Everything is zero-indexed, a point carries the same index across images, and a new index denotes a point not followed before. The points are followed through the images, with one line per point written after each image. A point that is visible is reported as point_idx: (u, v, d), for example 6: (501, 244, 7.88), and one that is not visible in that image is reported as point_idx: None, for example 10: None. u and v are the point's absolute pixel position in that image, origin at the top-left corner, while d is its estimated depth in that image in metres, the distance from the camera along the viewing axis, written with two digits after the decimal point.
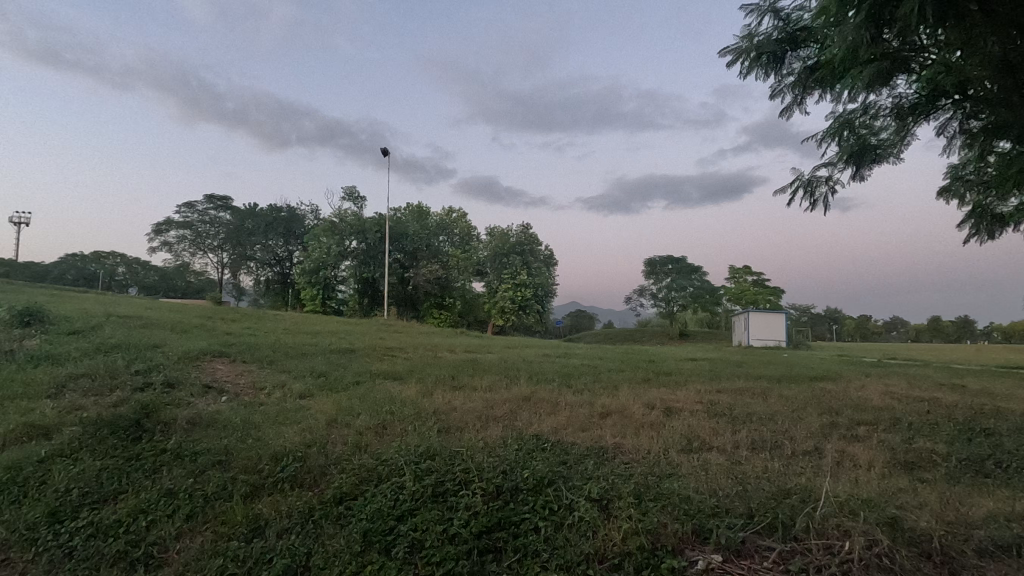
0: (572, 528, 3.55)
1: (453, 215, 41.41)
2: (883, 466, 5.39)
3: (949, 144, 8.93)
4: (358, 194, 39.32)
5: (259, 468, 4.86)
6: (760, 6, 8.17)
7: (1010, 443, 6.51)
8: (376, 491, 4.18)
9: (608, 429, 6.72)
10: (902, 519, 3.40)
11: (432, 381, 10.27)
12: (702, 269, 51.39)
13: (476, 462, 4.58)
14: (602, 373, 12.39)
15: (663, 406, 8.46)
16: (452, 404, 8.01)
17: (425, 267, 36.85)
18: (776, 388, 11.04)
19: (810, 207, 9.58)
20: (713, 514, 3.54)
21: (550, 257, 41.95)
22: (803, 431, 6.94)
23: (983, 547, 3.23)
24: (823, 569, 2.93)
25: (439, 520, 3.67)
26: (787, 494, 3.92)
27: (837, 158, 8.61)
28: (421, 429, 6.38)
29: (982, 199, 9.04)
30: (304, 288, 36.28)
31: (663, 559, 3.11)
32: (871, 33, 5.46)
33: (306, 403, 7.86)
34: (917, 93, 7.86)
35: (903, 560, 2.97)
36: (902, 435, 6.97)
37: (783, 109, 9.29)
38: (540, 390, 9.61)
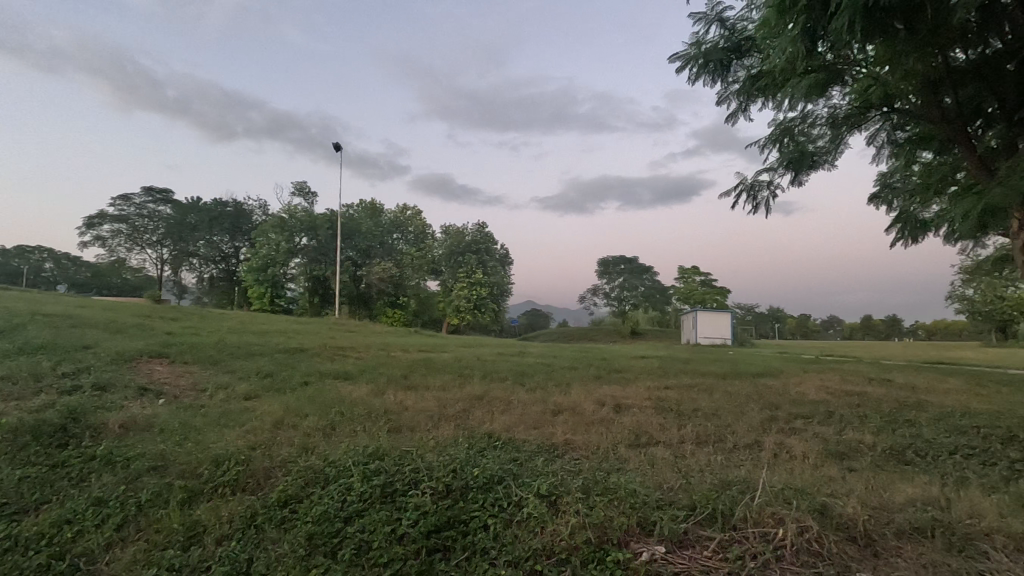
0: (521, 525, 3.57)
1: (407, 213, 40.84)
2: (816, 456, 5.71)
3: (879, 154, 9.44)
4: (308, 189, 38.10)
5: (198, 473, 4.67)
6: (707, 15, 8.45)
7: (930, 433, 6.99)
8: (323, 493, 4.09)
9: (560, 427, 6.82)
10: (830, 506, 3.63)
11: (384, 380, 10.14)
12: (652, 269, 52.93)
13: (425, 462, 4.55)
14: (555, 371, 12.49)
15: (613, 403, 8.64)
16: (403, 404, 7.93)
17: (379, 265, 36.17)
18: (720, 384, 11.50)
19: (752, 212, 9.98)
20: (657, 506, 3.66)
21: (505, 257, 42.17)
22: (744, 425, 7.24)
23: (902, 530, 3.46)
24: (758, 556, 3.07)
25: (387, 520, 3.63)
26: (727, 485, 4.09)
27: (777, 163, 9.03)
28: (370, 430, 6.29)
29: (907, 206, 9.59)
30: (250, 286, 34.80)
31: (608, 552, 3.17)
32: (807, 46, 5.71)
33: (251, 404, 7.61)
34: (850, 104, 8.29)
35: (830, 545, 3.16)
36: (834, 428, 7.37)
37: (729, 115, 9.61)
38: (493, 389, 9.62)
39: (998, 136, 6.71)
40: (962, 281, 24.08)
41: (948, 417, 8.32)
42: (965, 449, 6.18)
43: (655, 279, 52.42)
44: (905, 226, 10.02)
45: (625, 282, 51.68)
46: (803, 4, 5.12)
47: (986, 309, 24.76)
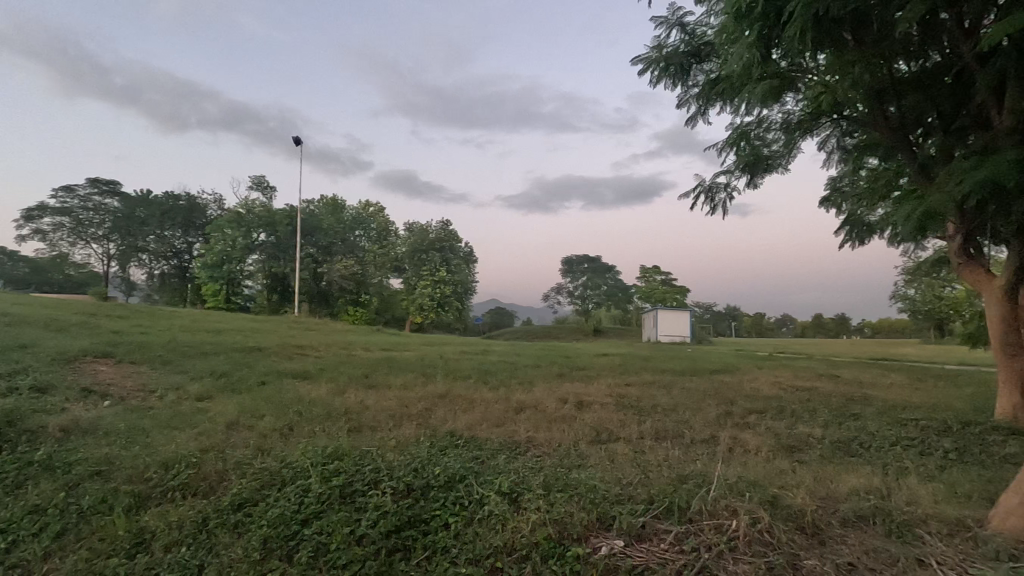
0: (481, 523, 3.57)
1: (370, 209, 40.17)
2: (768, 450, 5.92)
3: (829, 159, 9.81)
4: (266, 183, 36.98)
5: (145, 477, 4.48)
6: (668, 20, 8.62)
7: (873, 425, 7.36)
8: (280, 495, 3.99)
9: (522, 424, 6.85)
10: (780, 498, 3.77)
11: (345, 380, 9.95)
12: (615, 268, 53.71)
13: (386, 462, 4.49)
14: (518, 369, 12.54)
15: (575, 400, 8.74)
16: (364, 404, 7.81)
17: (340, 263, 35.47)
18: (679, 380, 11.76)
19: (710, 213, 10.24)
20: (617, 501, 3.72)
21: (470, 255, 42.02)
22: (701, 421, 7.43)
23: (847, 518, 3.63)
24: (713, 547, 3.16)
25: (347, 521, 3.57)
26: (684, 479, 4.19)
27: (734, 166, 9.31)
28: (329, 430, 6.17)
29: (854, 209, 10.02)
30: (204, 283, 33.55)
31: (569, 547, 3.20)
32: (761, 53, 5.88)
33: (204, 406, 7.35)
34: (802, 111, 8.60)
35: (780, 534, 3.29)
36: (785, 422, 7.65)
37: (689, 118, 9.82)
38: (456, 387, 9.57)
39: (936, 145, 7.11)
40: (904, 281, 25.36)
41: (890, 410, 8.78)
42: (905, 441, 6.52)
43: (618, 279, 53.21)
44: (852, 229, 10.48)
45: (589, 280, 52.27)
46: (758, 13, 5.29)
47: (926, 308, 26.14)
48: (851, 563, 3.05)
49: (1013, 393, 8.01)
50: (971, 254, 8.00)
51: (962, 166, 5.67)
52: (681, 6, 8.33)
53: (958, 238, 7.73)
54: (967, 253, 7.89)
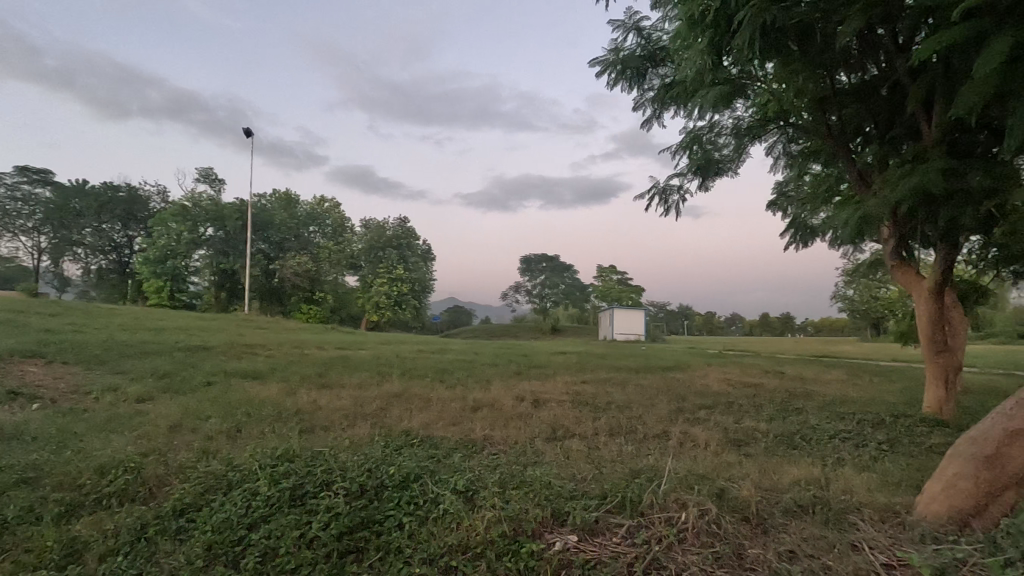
0: (436, 522, 3.54)
1: (325, 205, 39.14)
2: (716, 444, 6.13)
3: (776, 164, 10.21)
4: (214, 175, 35.51)
5: (78, 484, 4.24)
6: (625, 23, 8.77)
7: (813, 419, 7.72)
8: (226, 499, 3.85)
9: (479, 423, 6.84)
10: (727, 490, 3.92)
11: (297, 379, 9.68)
12: (573, 268, 54.29)
13: (339, 463, 4.40)
14: (475, 368, 12.51)
15: (532, 398, 8.78)
16: (316, 403, 7.62)
17: (293, 259, 34.45)
18: (633, 377, 12.03)
19: (664, 214, 10.48)
20: (571, 497, 3.77)
21: (428, 253, 41.62)
22: (654, 417, 7.62)
23: (788, 508, 3.80)
24: (663, 540, 3.25)
25: (297, 524, 3.48)
26: (637, 473, 4.29)
27: (687, 168, 9.57)
28: (280, 430, 6.00)
29: (799, 213, 10.46)
30: (146, 279, 31.96)
31: (523, 544, 3.22)
32: (713, 59, 6.06)
33: (145, 407, 7.00)
34: (751, 117, 8.91)
35: (727, 525, 3.40)
36: (733, 417, 7.93)
37: (645, 121, 10.02)
38: (412, 386, 9.46)
39: (873, 153, 7.51)
40: (844, 283, 26.66)
41: (829, 404, 9.23)
42: (843, 433, 6.88)
43: (575, 278, 53.81)
44: (796, 232, 10.94)
45: (547, 279, 52.64)
46: (710, 21, 5.44)
47: (864, 308, 27.58)
48: (792, 551, 3.19)
49: (939, 388, 8.56)
50: (903, 257, 8.52)
51: (896, 175, 6.01)
52: (638, 10, 8.50)
53: (892, 242, 8.22)
54: (900, 256, 8.39)
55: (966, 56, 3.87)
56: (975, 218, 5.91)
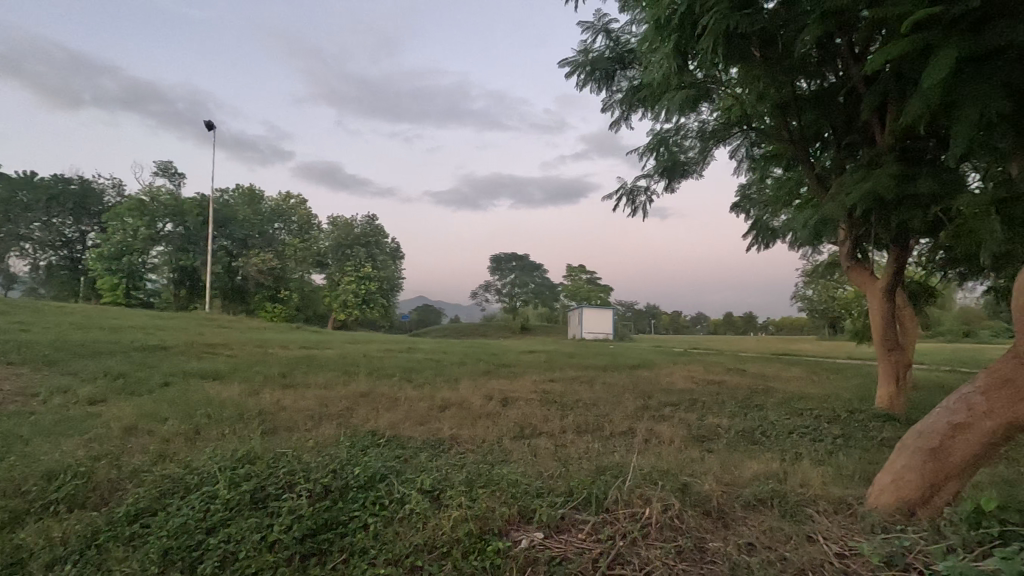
0: (402, 522, 3.51)
1: (291, 201, 38.24)
2: (680, 440, 6.26)
3: (740, 167, 10.47)
4: (173, 169, 34.30)
5: (24, 490, 4.05)
6: (594, 26, 8.86)
7: (773, 415, 7.96)
8: (183, 503, 3.73)
9: (447, 422, 6.81)
10: (690, 485, 4.01)
11: (260, 379, 9.46)
12: (542, 267, 54.51)
13: (302, 464, 4.31)
14: (444, 367, 12.44)
15: (500, 397, 8.78)
16: (280, 404, 7.45)
17: (257, 256, 33.58)
18: (600, 375, 12.18)
19: (631, 215, 10.63)
20: (537, 494, 3.80)
21: (397, 251, 41.19)
22: (620, 414, 7.72)
23: (748, 501, 3.91)
24: (627, 535, 3.30)
25: (258, 527, 3.40)
26: (603, 470, 4.35)
27: (654, 170, 9.74)
28: (241, 432, 5.85)
29: (761, 214, 10.75)
30: (99, 276, 30.68)
31: (489, 542, 3.23)
32: (679, 63, 6.17)
33: (97, 409, 6.73)
34: (716, 121, 9.12)
35: (689, 520, 3.48)
36: (697, 413, 8.11)
37: (613, 123, 10.15)
38: (379, 386, 9.34)
39: (831, 158, 7.78)
40: (803, 283, 27.54)
41: (788, 401, 9.53)
42: (800, 428, 7.12)
43: (545, 277, 54.04)
44: (759, 234, 11.25)
45: (516, 278, 52.73)
46: (675, 26, 5.54)
47: (822, 308, 28.54)
48: (751, 543, 3.29)
49: (890, 384, 8.94)
50: (857, 259, 8.86)
51: (851, 179, 6.25)
52: (607, 13, 8.59)
53: (848, 244, 8.53)
54: (854, 257, 8.72)
55: (915, 67, 4.05)
56: (924, 221, 6.19)
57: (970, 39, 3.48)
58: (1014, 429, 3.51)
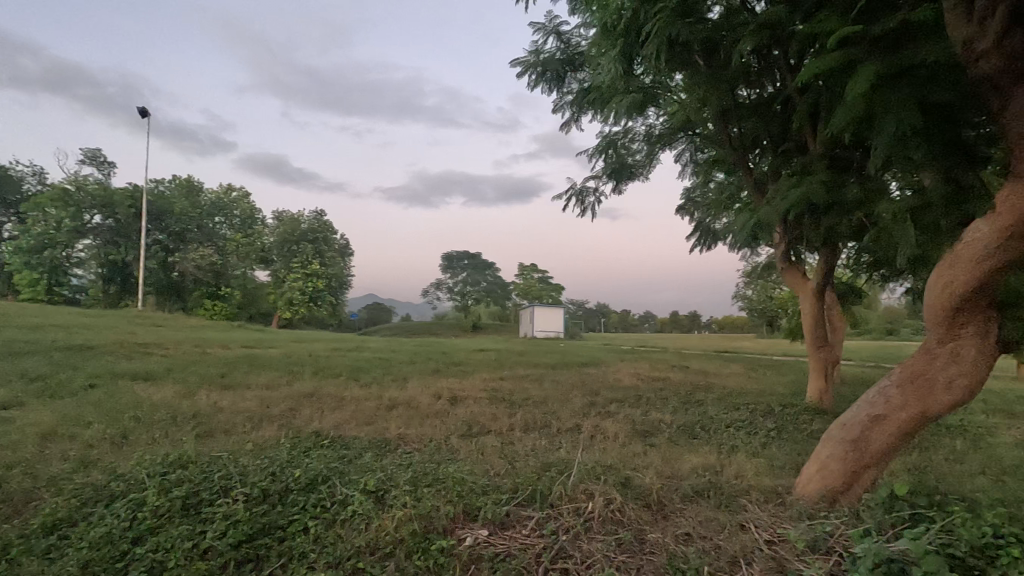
0: (344, 523, 3.44)
1: (232, 194, 36.61)
2: (625, 435, 6.42)
3: (684, 171, 10.80)
4: (102, 158, 32.19)
5: None
6: (545, 27, 8.94)
7: (712, 410, 8.30)
8: (107, 512, 3.52)
9: (394, 421, 6.72)
10: (633, 479, 4.12)
11: (196, 380, 9.04)
12: (494, 265, 54.51)
13: (239, 467, 4.16)
14: (392, 366, 12.25)
15: (449, 395, 8.73)
16: (218, 406, 7.14)
17: (195, 251, 32.03)
18: (549, 373, 12.32)
19: (580, 215, 10.79)
20: (482, 492, 3.80)
21: (346, 247, 40.23)
22: (568, 411, 7.83)
23: (687, 493, 4.06)
24: (569, 530, 3.36)
25: (189, 534, 3.25)
26: (548, 467, 4.41)
27: (603, 171, 9.91)
28: (174, 435, 5.57)
29: (704, 217, 11.13)
30: (17, 271, 28.48)
31: (433, 541, 3.20)
32: (625, 68, 6.31)
33: (12, 414, 6.25)
34: (662, 125, 9.36)
35: (630, 513, 3.58)
36: (642, 409, 8.34)
37: (564, 123, 10.28)
38: (325, 386, 9.11)
39: (768, 165, 8.14)
40: (744, 283, 28.72)
41: (727, 396, 9.95)
42: (738, 422, 7.44)
43: (497, 276, 54.07)
44: (702, 235, 11.64)
45: (468, 276, 52.54)
46: (621, 31, 5.67)
47: (761, 307, 29.88)
48: (688, 533, 3.42)
49: (820, 379, 9.47)
50: (791, 261, 9.31)
51: (785, 185, 6.57)
52: (557, 15, 8.68)
53: (783, 246, 8.95)
54: (788, 259, 9.16)
55: (840, 82, 4.31)
56: (849, 227, 6.59)
57: (888, 57, 3.72)
58: (925, 420, 3.80)
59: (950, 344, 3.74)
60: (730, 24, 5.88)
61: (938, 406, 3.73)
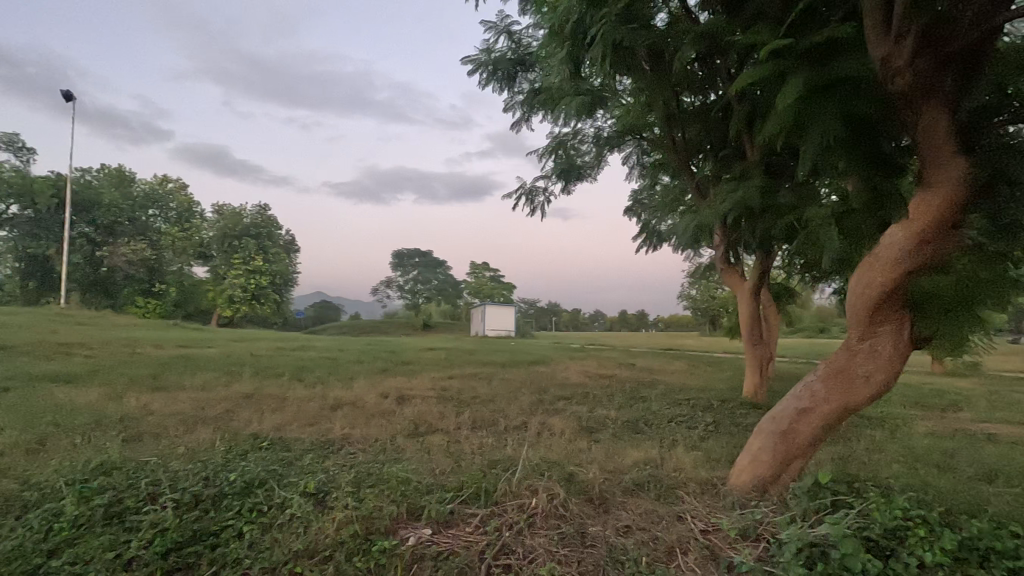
0: (281, 527, 3.34)
1: (168, 186, 34.73)
2: (570, 432, 6.52)
3: (631, 174, 11.05)
4: (20, 143, 29.84)
5: None
6: (496, 26, 8.95)
7: (655, 406, 8.56)
8: (17, 524, 3.28)
9: (338, 422, 6.58)
10: (576, 474, 4.21)
11: (125, 381, 8.54)
12: (446, 264, 54.07)
13: (168, 472, 3.96)
14: (339, 365, 11.97)
15: (396, 394, 8.62)
16: (148, 408, 6.77)
17: (126, 245, 30.21)
18: (499, 372, 12.37)
19: (530, 214, 10.87)
20: (427, 491, 3.77)
21: (291, 243, 38.97)
22: (515, 409, 7.88)
23: (628, 487, 4.17)
24: (513, 526, 3.39)
25: (112, 544, 3.08)
26: (494, 464, 4.43)
27: (553, 172, 10.03)
28: (98, 440, 5.25)
29: (650, 219, 11.44)
30: None
31: (375, 542, 3.16)
32: (572, 70, 6.40)
33: None
34: (610, 128, 9.55)
35: (572, 507, 3.65)
36: (587, 406, 8.49)
37: (515, 123, 10.33)
38: (266, 386, 8.80)
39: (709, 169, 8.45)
40: (689, 284, 29.66)
41: (669, 392, 10.28)
42: (678, 417, 7.71)
43: (449, 274, 53.69)
44: (648, 237, 11.96)
45: (419, 274, 51.94)
46: (568, 33, 5.76)
47: (704, 306, 30.98)
48: (627, 525, 3.51)
49: (755, 375, 9.94)
50: (730, 262, 9.71)
51: (723, 190, 6.85)
52: (508, 14, 8.70)
53: (722, 248, 9.32)
54: (727, 261, 9.55)
55: (772, 92, 4.53)
56: (782, 230, 6.94)
57: (815, 71, 3.93)
58: (846, 412, 4.05)
59: (869, 340, 4.00)
60: (673, 32, 6.06)
61: (858, 399, 3.99)
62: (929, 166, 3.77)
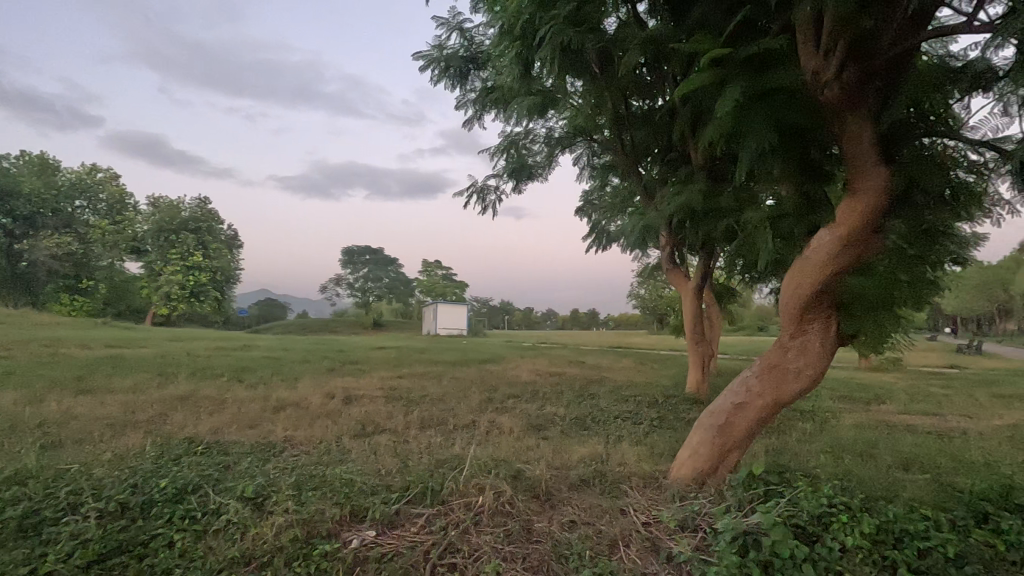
0: (216, 534, 3.21)
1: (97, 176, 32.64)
2: (519, 430, 6.55)
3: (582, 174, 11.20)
4: None
5: None
6: (448, 23, 8.88)
7: (602, 403, 8.73)
8: None
9: (280, 423, 6.36)
10: (523, 472, 4.23)
11: (45, 384, 7.97)
12: (397, 261, 53.26)
13: (92, 480, 3.73)
14: (283, 365, 11.59)
15: (342, 394, 8.42)
16: (71, 413, 6.34)
17: None
18: (449, 370, 12.30)
19: (481, 213, 10.85)
20: (371, 492, 3.70)
21: (234, 239, 37.43)
22: (465, 408, 7.85)
23: (574, 482, 4.23)
24: (458, 524, 3.38)
25: (25, 559, 2.86)
26: (441, 463, 4.40)
27: (504, 171, 10.05)
28: (13, 448, 4.88)
29: (599, 219, 11.64)
30: None
31: (316, 546, 3.08)
32: (523, 69, 6.43)
33: None
34: (561, 129, 9.65)
35: (519, 504, 3.67)
36: (537, 404, 8.57)
37: (467, 121, 10.28)
38: (203, 388, 8.41)
39: (656, 172, 8.67)
40: (638, 283, 30.42)
41: (616, 389, 10.50)
42: (625, 413, 7.89)
43: (400, 272, 52.90)
44: (598, 237, 12.16)
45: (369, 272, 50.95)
46: (519, 33, 5.78)
47: (652, 305, 31.83)
48: (572, 520, 3.57)
49: (698, 371, 10.29)
50: (675, 262, 10.00)
51: (668, 192, 7.06)
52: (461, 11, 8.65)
53: (668, 249, 9.59)
54: (672, 262, 9.84)
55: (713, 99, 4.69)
56: (722, 232, 7.20)
57: (752, 80, 4.10)
58: (778, 406, 4.27)
59: (799, 338, 4.24)
60: (621, 36, 6.18)
61: (789, 393, 4.21)
62: (855, 175, 4.01)
